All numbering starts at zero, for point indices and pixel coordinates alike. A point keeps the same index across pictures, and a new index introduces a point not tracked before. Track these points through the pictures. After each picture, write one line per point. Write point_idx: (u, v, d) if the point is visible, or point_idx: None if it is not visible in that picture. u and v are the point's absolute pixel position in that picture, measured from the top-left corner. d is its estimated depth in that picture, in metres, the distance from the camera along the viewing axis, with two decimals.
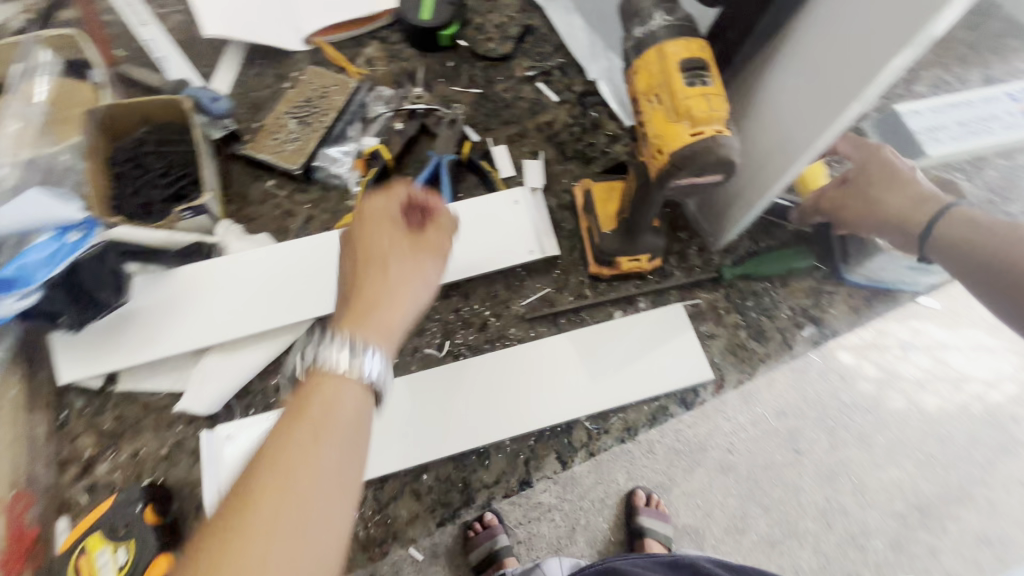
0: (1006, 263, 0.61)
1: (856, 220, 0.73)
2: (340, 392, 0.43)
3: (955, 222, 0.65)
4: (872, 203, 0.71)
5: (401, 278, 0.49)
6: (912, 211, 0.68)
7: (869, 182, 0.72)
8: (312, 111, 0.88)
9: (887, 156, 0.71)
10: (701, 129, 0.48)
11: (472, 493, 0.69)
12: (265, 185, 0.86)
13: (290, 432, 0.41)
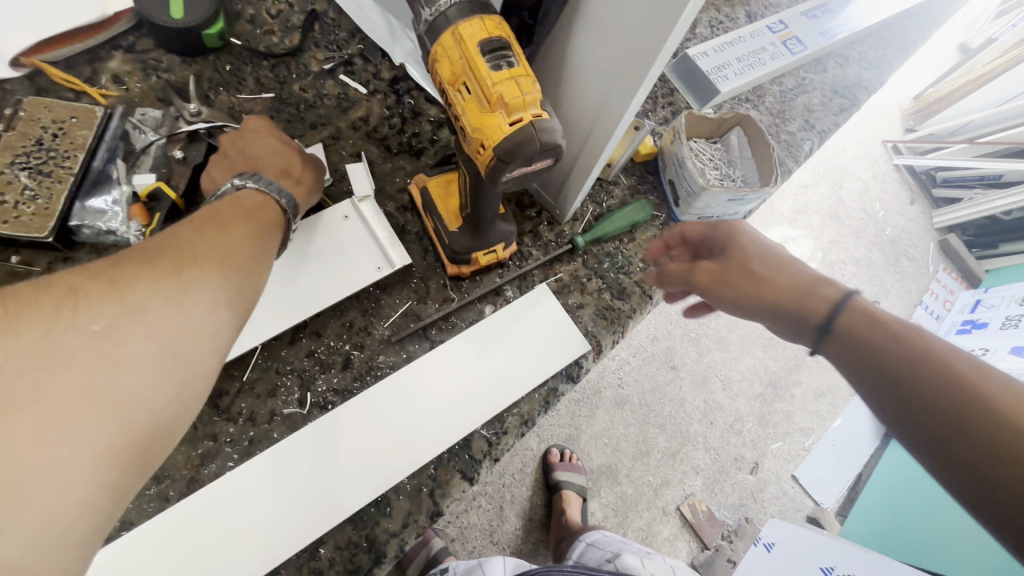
0: (894, 365, 0.49)
1: (727, 297, 0.61)
2: (124, 345, 0.40)
3: (855, 318, 0.53)
4: (758, 281, 0.59)
5: (211, 248, 0.51)
6: (798, 296, 0.57)
7: (747, 260, 0.60)
8: (48, 156, 0.68)
9: (749, 237, 0.62)
10: (518, 116, 0.44)
11: (380, 548, 0.62)
12: (9, 265, 0.66)
13: (93, 301, 0.40)
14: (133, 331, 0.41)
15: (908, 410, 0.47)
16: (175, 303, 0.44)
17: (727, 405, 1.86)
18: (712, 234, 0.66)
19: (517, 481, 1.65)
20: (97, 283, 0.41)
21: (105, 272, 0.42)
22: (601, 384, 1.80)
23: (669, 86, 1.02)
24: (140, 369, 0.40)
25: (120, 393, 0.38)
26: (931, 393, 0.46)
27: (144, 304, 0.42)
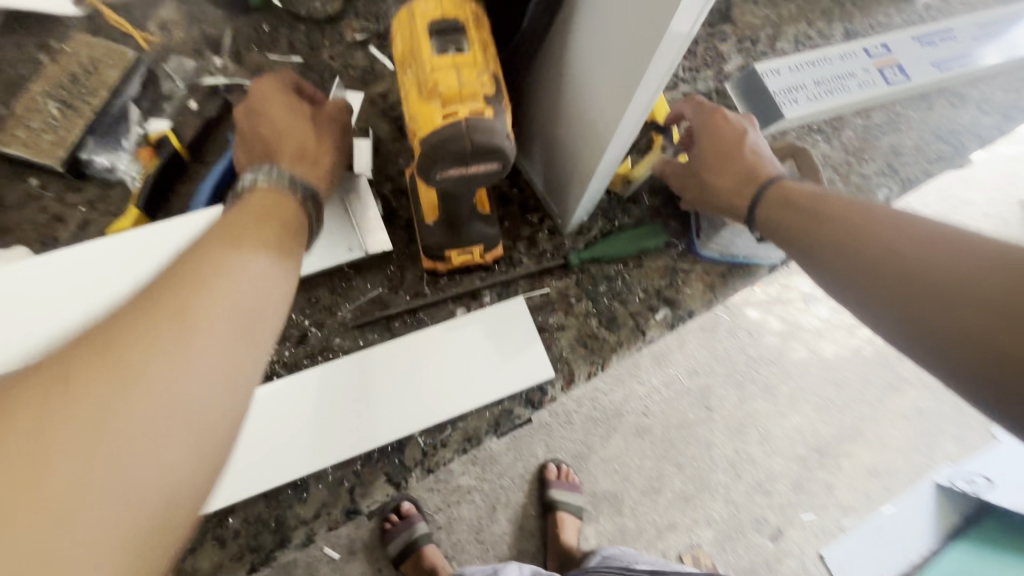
0: (857, 247, 0.52)
1: (689, 192, 0.72)
2: (147, 370, 0.37)
3: (812, 206, 0.58)
4: (701, 177, 0.69)
5: (230, 255, 0.46)
6: (735, 188, 0.66)
7: (701, 159, 0.69)
8: (77, 92, 0.71)
9: (717, 131, 0.69)
10: (452, 109, 0.39)
11: (287, 532, 0.61)
12: (26, 185, 0.70)
13: (149, 331, 0.38)
14: (152, 346, 0.37)
15: (875, 284, 0.50)
16: (206, 315, 0.40)
17: (759, 459, 1.74)
18: (695, 117, 0.73)
19: (514, 486, 1.61)
20: (139, 306, 0.40)
21: (146, 300, 0.40)
22: (624, 408, 1.71)
23: (726, 104, 0.91)
24: (186, 383, 0.38)
25: (159, 424, 0.36)
26: (891, 261, 0.49)
27: (172, 322, 0.39)
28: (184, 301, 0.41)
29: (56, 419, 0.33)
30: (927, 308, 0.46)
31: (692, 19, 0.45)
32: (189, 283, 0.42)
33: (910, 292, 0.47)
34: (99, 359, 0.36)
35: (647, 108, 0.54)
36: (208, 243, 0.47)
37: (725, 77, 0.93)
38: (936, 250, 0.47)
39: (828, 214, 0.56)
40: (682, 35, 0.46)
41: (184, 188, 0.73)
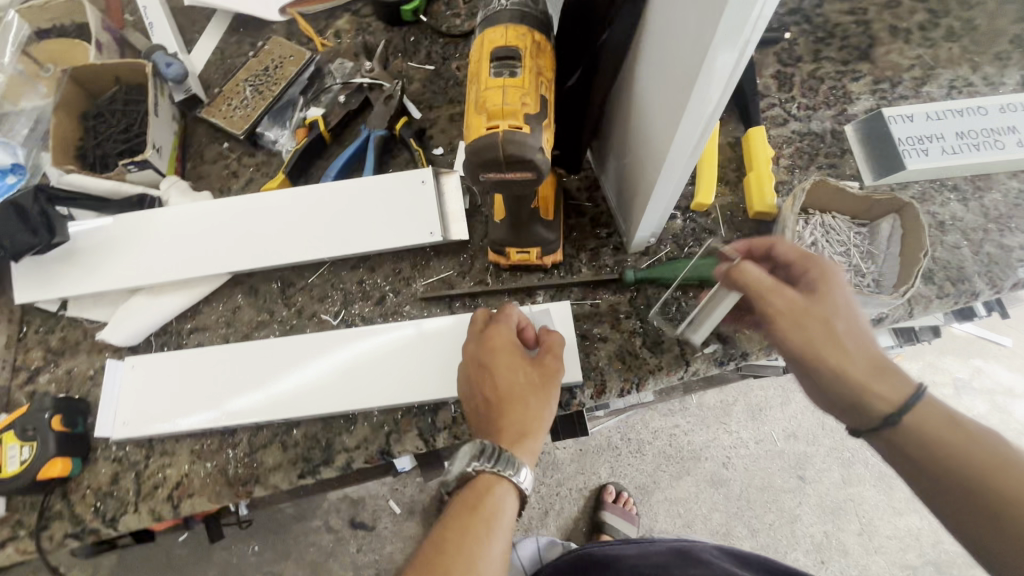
0: (944, 468, 0.52)
1: (795, 343, 0.57)
2: (505, 513, 0.58)
3: (930, 412, 0.54)
4: (840, 347, 0.55)
5: (553, 371, 0.66)
6: (866, 381, 0.55)
7: (832, 317, 0.56)
8: (267, 80, 0.94)
9: (836, 292, 0.57)
10: (494, 123, 0.46)
11: (333, 454, 0.73)
12: (220, 147, 0.93)
13: (487, 514, 0.57)
14: (501, 521, 0.57)
15: (954, 504, 0.52)
16: (503, 511, 0.58)
17: (853, 553, 1.53)
18: (802, 267, 0.61)
19: (570, 498, 1.62)
20: (452, 529, 0.56)
21: (467, 517, 0.56)
22: (703, 452, 1.63)
23: (841, 147, 0.85)
24: (498, 544, 0.55)
25: (471, 563, 0.53)
26: (981, 488, 0.51)
27: (479, 518, 0.56)
28: (486, 500, 0.58)
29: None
30: (1002, 532, 0.50)
31: (737, 48, 0.46)
32: (484, 500, 0.58)
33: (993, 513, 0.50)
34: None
35: (697, 145, 0.56)
36: (480, 364, 0.65)
37: (847, 118, 0.87)
38: (1007, 479, 0.50)
39: (915, 418, 0.54)
40: (728, 63, 0.47)
41: (323, 163, 0.92)
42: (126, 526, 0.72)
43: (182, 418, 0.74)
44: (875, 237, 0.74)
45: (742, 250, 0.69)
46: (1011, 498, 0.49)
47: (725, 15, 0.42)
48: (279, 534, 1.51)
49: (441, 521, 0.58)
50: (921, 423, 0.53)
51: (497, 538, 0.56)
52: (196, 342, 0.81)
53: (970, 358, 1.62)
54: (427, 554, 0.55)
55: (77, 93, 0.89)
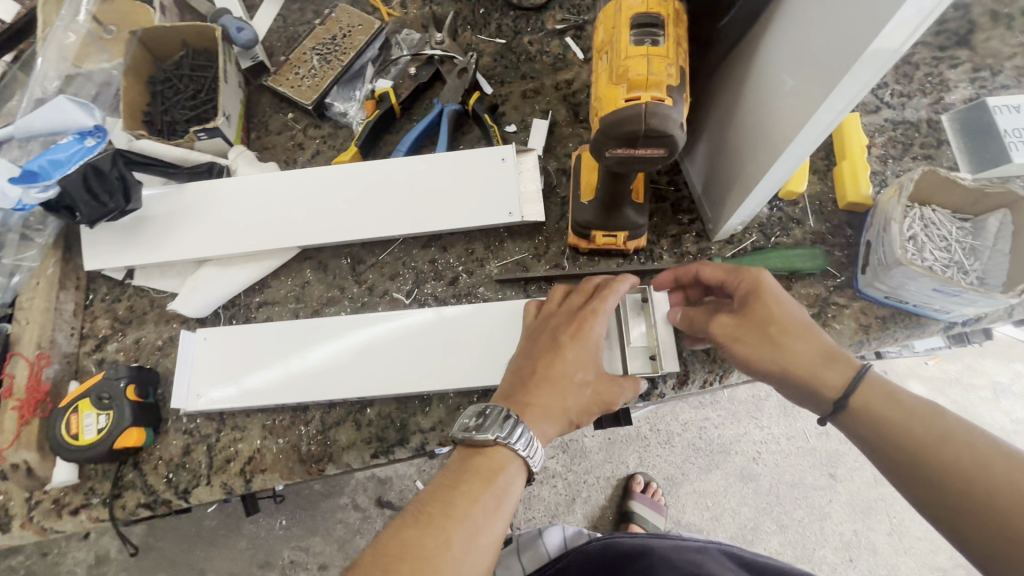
0: (901, 447, 0.51)
1: (741, 356, 0.60)
2: (494, 518, 0.54)
3: (872, 393, 0.53)
4: (778, 348, 0.57)
5: (604, 401, 0.62)
6: (813, 370, 0.56)
7: (768, 321, 0.58)
8: (335, 49, 0.91)
9: (770, 294, 0.59)
10: (636, 94, 0.45)
11: (408, 434, 0.72)
12: (285, 117, 0.91)
13: (472, 506, 0.54)
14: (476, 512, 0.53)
15: (908, 482, 0.50)
16: (509, 492, 0.56)
17: (883, 552, 1.39)
18: (733, 280, 0.63)
19: (597, 486, 1.50)
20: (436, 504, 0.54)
21: (447, 493, 0.55)
22: (732, 446, 1.49)
23: (938, 137, 0.82)
24: (478, 540, 0.52)
25: (473, 523, 0.53)
26: (923, 460, 0.49)
27: (476, 475, 0.56)
28: (486, 463, 0.57)
29: (397, 559, 0.50)
30: (949, 506, 0.48)
31: (905, 34, 0.43)
32: (479, 461, 0.57)
33: (940, 485, 0.48)
34: (415, 528, 0.52)
35: (811, 147, 0.55)
36: (557, 337, 0.63)
37: (944, 108, 0.83)
38: (951, 451, 0.48)
39: (894, 418, 0.51)
40: (891, 49, 0.44)
41: (391, 138, 0.89)
42: (198, 498, 0.72)
43: (250, 378, 0.74)
44: (980, 232, 0.71)
45: (666, 285, 0.71)
46: (956, 470, 0.47)
47: (886, 28, 0.42)
48: (307, 509, 1.44)
49: (444, 469, 0.58)
50: (902, 425, 0.51)
51: (497, 511, 0.54)
52: (265, 316, 0.80)
53: (1012, 362, 1.45)
54: (425, 505, 0.54)
55: (144, 55, 0.88)
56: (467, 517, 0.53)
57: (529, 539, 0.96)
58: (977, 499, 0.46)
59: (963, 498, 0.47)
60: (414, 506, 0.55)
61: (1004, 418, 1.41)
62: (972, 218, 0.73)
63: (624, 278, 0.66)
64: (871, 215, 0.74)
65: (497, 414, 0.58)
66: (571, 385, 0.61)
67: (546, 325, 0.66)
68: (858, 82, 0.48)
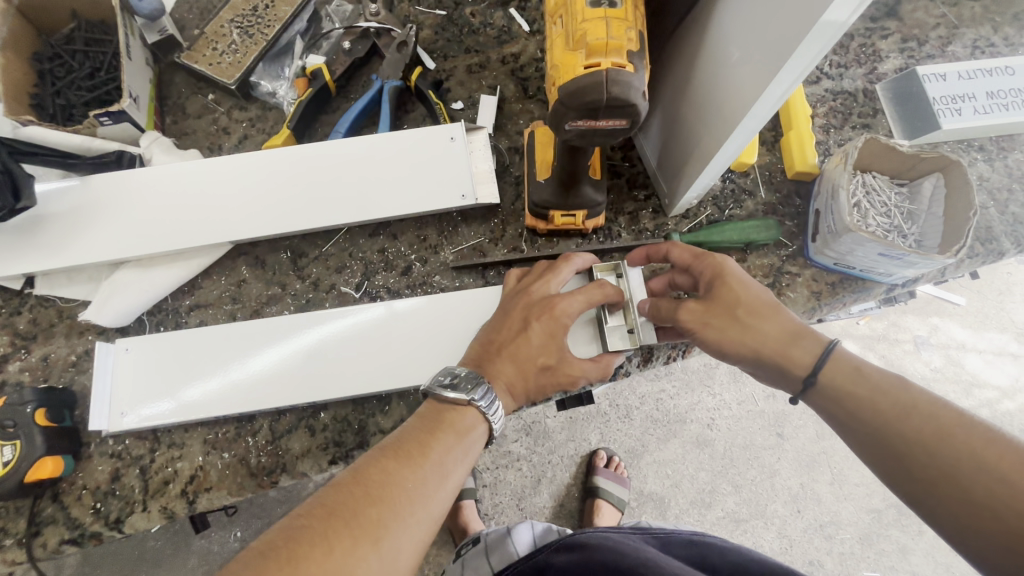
0: (869, 418, 0.52)
1: (710, 340, 0.59)
2: (458, 468, 0.53)
3: (841, 367, 0.55)
4: (745, 329, 0.58)
5: (566, 381, 0.60)
6: (781, 350, 0.56)
7: (735, 303, 0.58)
8: (258, 22, 0.83)
9: (734, 277, 0.59)
10: (596, 60, 0.43)
11: (367, 437, 0.68)
12: (204, 99, 0.82)
13: (446, 448, 0.53)
14: (447, 455, 0.52)
15: (877, 451, 0.52)
16: (474, 447, 0.55)
17: (826, 501, 1.47)
18: (699, 265, 0.63)
19: (561, 466, 1.51)
20: (414, 445, 0.52)
21: (423, 436, 0.53)
22: (688, 415, 1.53)
23: (874, 106, 0.84)
24: (446, 484, 0.51)
25: (444, 466, 0.51)
26: (886, 431, 0.51)
27: (449, 426, 0.54)
28: (458, 419, 0.55)
29: (376, 487, 0.48)
30: (911, 473, 0.50)
31: (851, 7, 0.42)
32: (452, 417, 0.55)
33: (902, 454, 0.50)
34: (395, 461, 0.50)
35: (762, 123, 0.55)
36: (526, 320, 0.60)
37: (878, 77, 0.85)
38: (916, 420, 0.50)
39: (866, 392, 0.53)
40: (837, 22, 0.43)
41: (328, 119, 0.82)
42: (133, 527, 0.65)
43: (187, 390, 0.67)
44: (916, 196, 0.74)
45: (638, 264, 0.69)
46: (918, 439, 0.49)
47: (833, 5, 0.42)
48: (262, 518, 1.34)
49: (415, 418, 0.56)
50: (871, 399, 0.52)
51: (462, 464, 0.53)
52: (197, 321, 0.73)
53: (931, 317, 1.56)
54: (402, 442, 0.52)
55: (25, 28, 0.76)
56: (441, 462, 0.52)
57: (498, 539, 0.91)
58: (940, 466, 0.48)
59: (928, 466, 0.49)
60: (390, 441, 0.53)
61: (924, 368, 1.53)
62: (908, 183, 0.76)
63: (601, 287, 0.62)
64: (817, 184, 0.76)
65: (469, 375, 0.57)
66: (533, 366, 0.59)
67: (518, 300, 0.63)
68: (807, 57, 0.47)
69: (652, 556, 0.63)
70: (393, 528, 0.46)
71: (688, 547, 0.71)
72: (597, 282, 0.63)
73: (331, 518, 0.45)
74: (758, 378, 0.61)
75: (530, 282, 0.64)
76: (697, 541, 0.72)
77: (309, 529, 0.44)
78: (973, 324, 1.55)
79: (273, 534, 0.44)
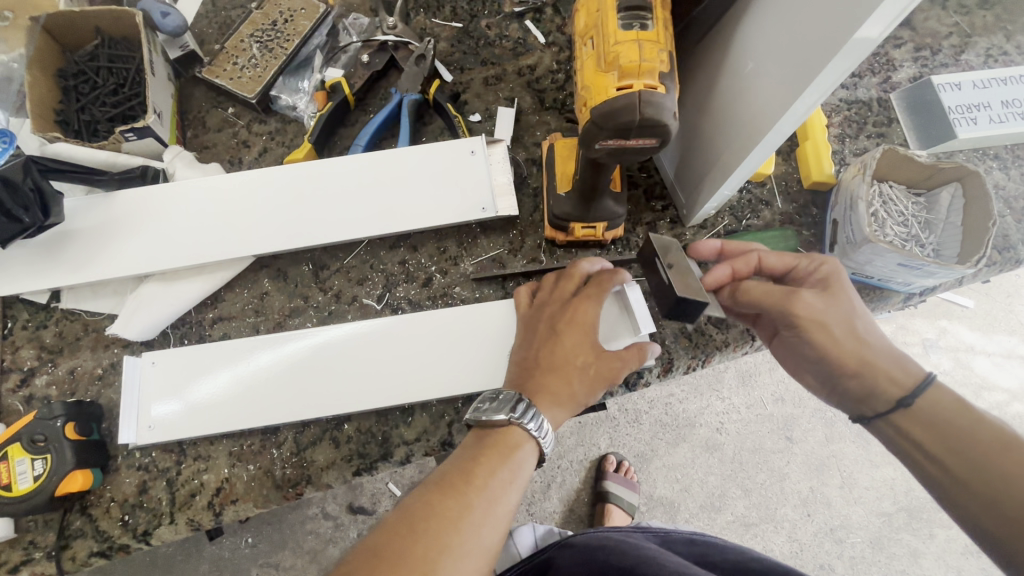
0: (952, 454, 0.54)
1: (816, 344, 0.60)
2: (507, 489, 0.53)
3: (937, 398, 0.55)
4: (858, 343, 0.58)
5: (614, 377, 0.60)
6: (884, 372, 0.57)
7: (845, 321, 0.59)
8: (276, 36, 0.84)
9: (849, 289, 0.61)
10: (629, 81, 0.44)
11: (391, 448, 0.68)
12: (224, 113, 0.82)
13: (487, 474, 0.53)
14: (490, 479, 0.53)
15: (964, 490, 0.53)
16: (524, 467, 0.56)
17: (836, 505, 1.47)
18: (802, 270, 0.63)
19: (572, 470, 1.51)
20: (459, 476, 0.53)
21: (467, 465, 0.54)
22: (697, 419, 1.53)
23: (888, 115, 0.84)
24: (495, 508, 0.52)
25: (493, 491, 0.52)
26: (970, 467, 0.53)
27: (495, 448, 0.55)
28: (505, 438, 0.56)
29: (422, 523, 0.49)
30: (1004, 519, 0.50)
31: (883, 24, 0.43)
32: (500, 438, 0.56)
33: (994, 495, 0.51)
34: (440, 495, 0.51)
35: (786, 138, 0.56)
36: (554, 325, 0.62)
37: (892, 86, 0.86)
38: (1007, 462, 0.51)
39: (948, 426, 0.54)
40: (868, 41, 0.44)
41: (345, 132, 0.83)
42: (161, 539, 0.65)
43: (196, 388, 0.68)
44: (934, 206, 0.75)
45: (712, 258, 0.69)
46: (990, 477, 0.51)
47: (866, 23, 0.42)
48: (273, 524, 1.35)
49: (460, 449, 0.57)
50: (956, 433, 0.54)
51: (510, 486, 0.54)
52: (221, 333, 0.73)
53: (938, 320, 1.56)
54: (448, 475, 0.54)
55: (51, 46, 0.78)
56: (489, 490, 0.52)
57: (499, 539, 0.89)
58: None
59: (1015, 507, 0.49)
60: (435, 475, 0.54)
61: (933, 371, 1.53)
62: (925, 193, 0.77)
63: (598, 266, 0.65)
64: (833, 194, 0.77)
65: (509, 396, 0.58)
66: (573, 368, 0.60)
67: (542, 312, 0.64)
68: (834, 74, 0.48)
69: (653, 552, 0.63)
70: (445, 560, 0.48)
71: (689, 545, 0.71)
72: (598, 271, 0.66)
73: (378, 559, 0.47)
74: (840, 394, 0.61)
75: (545, 296, 0.66)
76: (698, 540, 0.71)
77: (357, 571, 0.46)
78: (982, 326, 1.55)
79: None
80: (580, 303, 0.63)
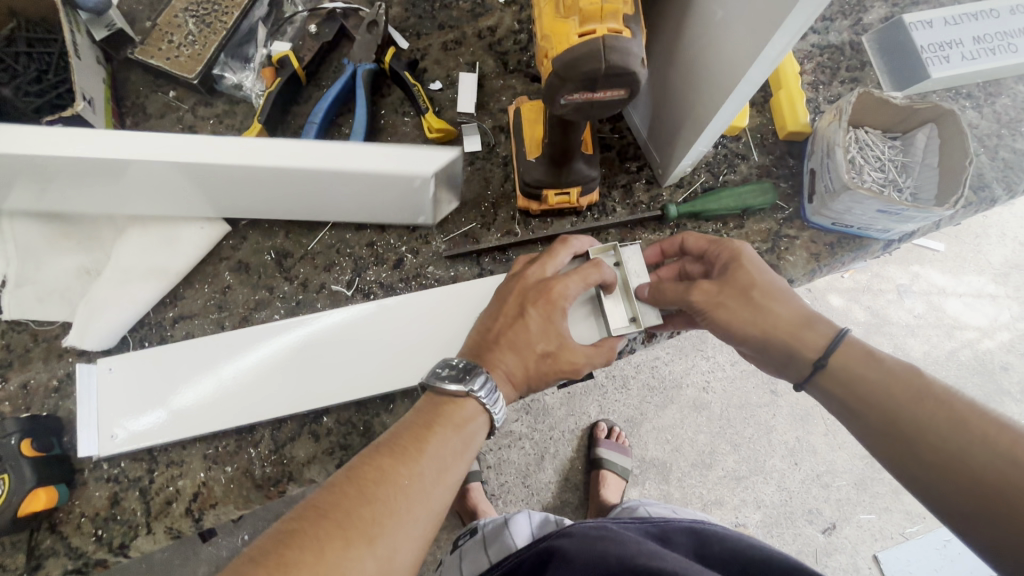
0: (869, 409, 0.53)
1: (720, 318, 0.60)
2: (455, 465, 0.52)
3: (849, 357, 0.55)
4: (758, 311, 0.58)
5: (569, 368, 0.59)
6: (794, 334, 0.57)
7: (749, 286, 0.59)
8: (213, 9, 0.78)
9: (749, 262, 0.60)
10: (591, 27, 0.41)
11: (374, 437, 0.66)
12: (165, 97, 0.77)
13: (438, 446, 0.52)
14: (439, 451, 0.51)
15: (886, 441, 0.52)
16: (474, 440, 0.55)
17: (822, 451, 1.51)
18: (715, 250, 0.64)
19: (564, 440, 1.51)
20: (409, 441, 0.51)
21: (418, 431, 0.52)
22: (683, 380, 1.54)
23: (861, 59, 0.82)
24: (446, 479, 0.51)
25: (442, 462, 0.51)
26: (895, 422, 0.51)
27: (448, 419, 0.54)
28: (457, 412, 0.54)
29: (372, 487, 0.47)
30: (924, 463, 0.49)
31: None
32: (449, 410, 0.54)
33: (913, 444, 0.50)
34: (390, 459, 0.49)
35: (760, 84, 0.53)
36: (524, 306, 0.59)
37: (864, 28, 0.83)
38: (920, 408, 0.50)
39: (860, 379, 0.54)
40: None
41: (299, 109, 0.78)
42: (139, 551, 0.63)
43: (162, 395, 0.64)
44: (911, 149, 0.73)
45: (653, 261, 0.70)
46: (916, 424, 0.50)
47: None
48: (267, 520, 1.33)
49: (414, 411, 0.55)
50: (878, 386, 0.53)
51: (461, 456, 0.53)
52: (184, 333, 0.69)
53: (910, 265, 1.58)
54: (398, 438, 0.52)
55: None
56: (443, 461, 0.51)
57: (494, 531, 0.87)
58: (946, 453, 0.48)
59: (932, 451, 0.48)
60: (385, 437, 0.52)
61: (908, 315, 1.55)
62: (901, 136, 0.75)
63: (598, 267, 0.61)
64: (811, 143, 0.75)
65: (464, 365, 0.56)
66: (530, 352, 0.58)
67: (515, 287, 0.61)
68: (806, 13, 0.44)
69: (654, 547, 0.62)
70: (391, 523, 0.46)
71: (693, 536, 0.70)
72: (594, 262, 0.61)
73: (326, 519, 0.45)
74: (763, 362, 0.62)
75: (527, 266, 0.63)
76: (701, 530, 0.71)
77: (303, 532, 0.44)
78: (952, 268, 1.58)
79: (269, 537, 0.44)
80: (563, 295, 0.59)
